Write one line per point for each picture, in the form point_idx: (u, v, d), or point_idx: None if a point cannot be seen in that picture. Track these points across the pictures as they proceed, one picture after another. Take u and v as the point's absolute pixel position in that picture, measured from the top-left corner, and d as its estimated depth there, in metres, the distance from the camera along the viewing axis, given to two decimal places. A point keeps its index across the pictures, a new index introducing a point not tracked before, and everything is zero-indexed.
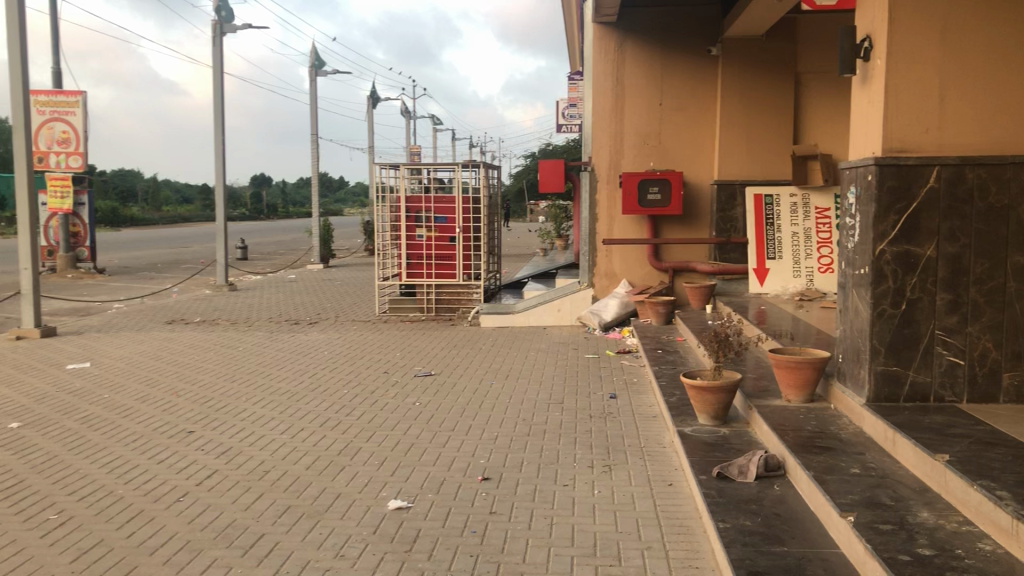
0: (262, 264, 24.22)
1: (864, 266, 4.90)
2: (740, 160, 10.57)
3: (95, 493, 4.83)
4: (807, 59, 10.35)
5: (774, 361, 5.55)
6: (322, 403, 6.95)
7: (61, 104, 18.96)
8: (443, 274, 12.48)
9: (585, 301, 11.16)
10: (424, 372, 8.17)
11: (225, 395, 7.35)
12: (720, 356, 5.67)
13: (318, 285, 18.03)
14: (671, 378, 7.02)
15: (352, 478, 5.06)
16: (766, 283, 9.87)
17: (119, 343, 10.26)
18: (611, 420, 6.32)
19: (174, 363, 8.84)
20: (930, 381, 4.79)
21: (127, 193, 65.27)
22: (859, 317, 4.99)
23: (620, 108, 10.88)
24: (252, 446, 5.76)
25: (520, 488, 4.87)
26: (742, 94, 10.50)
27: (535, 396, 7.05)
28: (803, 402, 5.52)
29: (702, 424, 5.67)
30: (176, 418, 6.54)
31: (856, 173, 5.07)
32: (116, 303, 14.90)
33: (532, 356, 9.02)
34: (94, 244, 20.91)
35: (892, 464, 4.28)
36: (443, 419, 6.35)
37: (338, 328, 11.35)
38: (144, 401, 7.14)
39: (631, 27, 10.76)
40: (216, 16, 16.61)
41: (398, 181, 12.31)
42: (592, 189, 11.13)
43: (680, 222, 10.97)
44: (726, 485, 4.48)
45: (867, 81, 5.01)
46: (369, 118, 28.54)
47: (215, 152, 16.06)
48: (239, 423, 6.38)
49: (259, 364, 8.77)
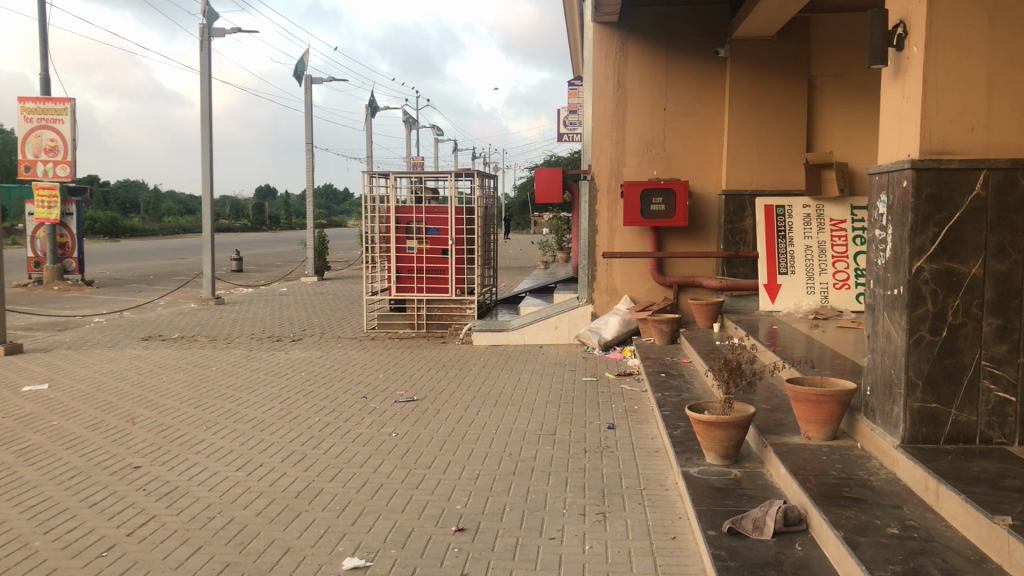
0: (256, 277, 23.57)
1: (899, 286, 4.25)
2: (750, 168, 9.90)
3: (6, 547, 4.16)
4: (821, 61, 9.72)
5: (792, 393, 4.90)
6: (289, 434, 6.29)
7: (49, 112, 18.21)
8: (435, 289, 11.83)
9: (584, 318, 10.53)
10: (405, 397, 7.50)
11: (185, 423, 6.67)
12: (731, 386, 5.00)
13: (311, 298, 17.35)
14: (676, 407, 6.35)
15: (307, 529, 4.41)
16: (777, 300, 9.25)
17: (85, 362, 9.58)
18: (608, 455, 5.65)
19: (138, 386, 8.16)
20: (975, 420, 4.13)
21: (128, 204, 64.62)
22: (894, 346, 4.31)
23: (622, 113, 10.25)
24: (201, 486, 5.11)
25: (500, 542, 4.20)
26: (752, 97, 9.85)
27: (526, 426, 6.38)
28: (825, 440, 4.86)
29: (710, 463, 5.00)
30: (125, 451, 5.87)
31: (887, 180, 4.42)
32: (96, 317, 14.22)
33: (525, 378, 8.35)
34: (83, 255, 20.07)
35: (936, 520, 3.61)
36: (419, 454, 5.69)
37: (321, 346, 10.69)
38: (94, 430, 6.47)
39: (632, 26, 10.15)
40: (204, 19, 16.07)
41: (389, 190, 11.68)
42: (592, 199, 10.48)
43: (686, 235, 10.30)
44: (739, 544, 3.81)
45: (900, 74, 4.35)
46: (367, 128, 27.93)
47: (202, 160, 15.44)
48: (193, 457, 5.72)
49: (229, 387, 8.10)
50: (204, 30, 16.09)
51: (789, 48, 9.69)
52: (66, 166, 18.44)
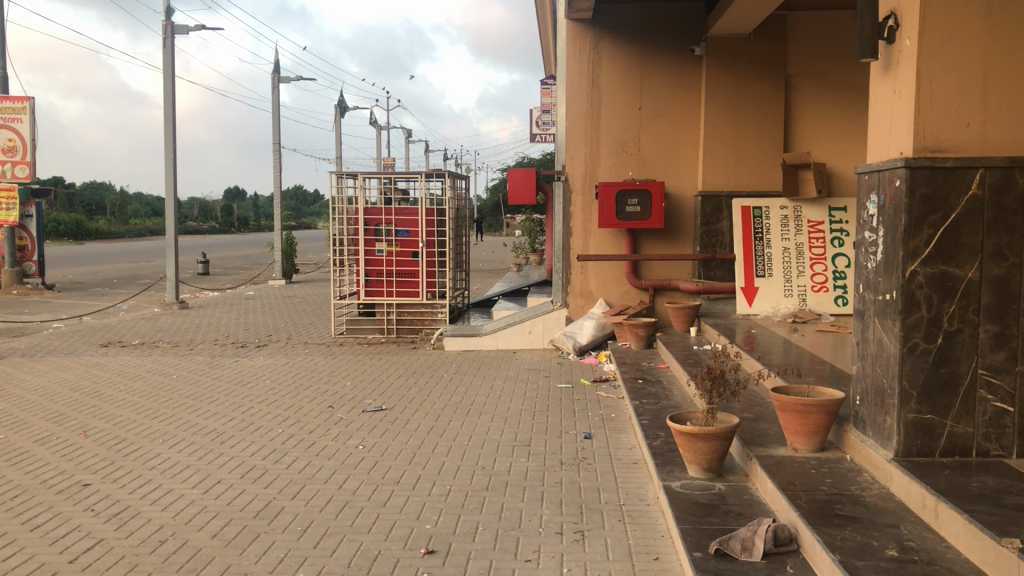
0: (223, 280, 23.07)
1: (892, 291, 4.04)
2: (726, 169, 9.71)
3: None
4: (798, 60, 9.56)
5: (778, 403, 4.69)
6: (249, 447, 5.97)
7: (7, 111, 17.81)
8: (405, 292, 11.53)
9: (558, 322, 10.29)
10: (373, 406, 7.20)
11: (140, 436, 6.32)
12: (715, 396, 4.76)
13: (279, 303, 16.93)
14: (655, 415, 6.12)
15: (265, 553, 4.11)
16: (755, 303, 9.08)
17: (40, 371, 9.17)
18: (586, 468, 5.40)
19: (93, 396, 7.78)
20: (972, 432, 3.94)
21: (93, 206, 63.42)
22: (886, 354, 4.10)
23: (596, 113, 10.03)
24: (153, 505, 4.79)
25: (472, 565, 3.93)
26: (728, 97, 9.68)
27: (499, 437, 6.11)
28: (813, 452, 4.65)
29: (693, 477, 4.77)
30: (74, 467, 5.52)
31: (878, 179, 4.22)
32: (55, 323, 13.74)
33: (499, 386, 8.09)
34: (43, 258, 19.31)
35: (936, 542, 3.40)
36: (387, 468, 5.40)
37: (287, 353, 10.34)
38: (44, 444, 6.11)
39: (607, 23, 9.93)
40: (166, 16, 15.65)
41: (358, 191, 11.36)
42: (566, 201, 10.23)
43: (662, 237, 10.09)
44: (728, 566, 3.57)
45: (891, 67, 4.15)
46: (337, 129, 27.54)
47: (165, 160, 15.01)
48: (145, 474, 5.38)
49: (189, 397, 7.75)
50: (166, 28, 15.65)
51: (766, 47, 9.54)
52: (25, 167, 17.98)
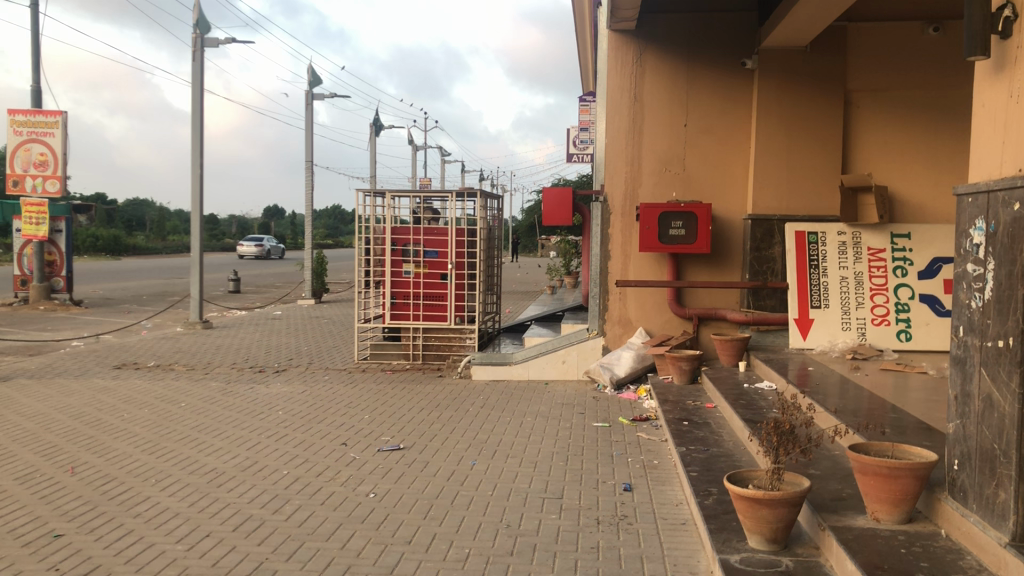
0: (253, 299, 22.64)
1: (1007, 338, 3.32)
2: (779, 191, 8.98)
3: None
4: (859, 74, 8.82)
5: (857, 464, 3.98)
6: (249, 492, 5.35)
7: (39, 125, 17.51)
8: (432, 316, 10.91)
9: (595, 352, 9.58)
10: (390, 445, 6.55)
11: (131, 474, 5.73)
12: (781, 454, 4.04)
13: (306, 324, 16.39)
14: (705, 466, 5.41)
15: None
16: (810, 336, 8.36)
17: (43, 395, 8.64)
18: (626, 529, 4.70)
19: (92, 425, 7.22)
20: None
21: (132, 223, 63.94)
22: (998, 414, 3.36)
23: (638, 129, 9.39)
24: (127, 565, 4.16)
25: None
26: (781, 113, 8.95)
27: (527, 486, 5.44)
28: (898, 524, 3.91)
29: (754, 548, 4.04)
30: (50, 512, 4.92)
31: (987, 201, 3.51)
32: (73, 341, 13.28)
33: (528, 422, 7.41)
34: (71, 273, 18.95)
35: None
36: (397, 525, 4.73)
37: (306, 379, 9.74)
38: (24, 482, 5.54)
39: (651, 35, 9.32)
40: (196, 29, 15.28)
41: (385, 210, 10.78)
42: (604, 222, 9.58)
43: (708, 263, 9.37)
44: None
45: (1007, 67, 3.45)
46: (372, 147, 27.18)
47: (192, 176, 14.58)
48: (128, 522, 4.78)
49: (193, 429, 7.14)
50: (197, 40, 15.26)
51: (825, 61, 8.81)
52: (56, 182, 17.66)
